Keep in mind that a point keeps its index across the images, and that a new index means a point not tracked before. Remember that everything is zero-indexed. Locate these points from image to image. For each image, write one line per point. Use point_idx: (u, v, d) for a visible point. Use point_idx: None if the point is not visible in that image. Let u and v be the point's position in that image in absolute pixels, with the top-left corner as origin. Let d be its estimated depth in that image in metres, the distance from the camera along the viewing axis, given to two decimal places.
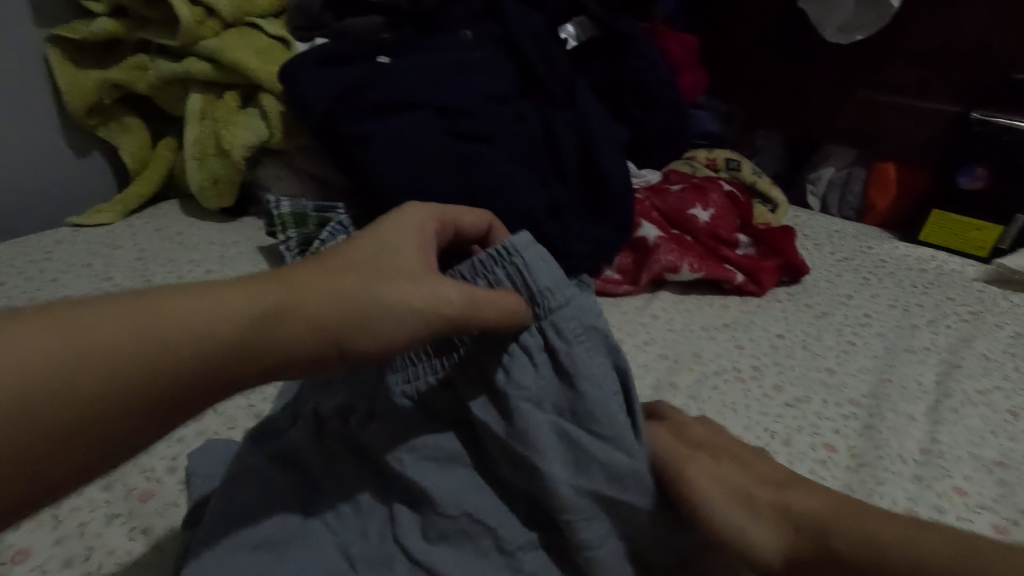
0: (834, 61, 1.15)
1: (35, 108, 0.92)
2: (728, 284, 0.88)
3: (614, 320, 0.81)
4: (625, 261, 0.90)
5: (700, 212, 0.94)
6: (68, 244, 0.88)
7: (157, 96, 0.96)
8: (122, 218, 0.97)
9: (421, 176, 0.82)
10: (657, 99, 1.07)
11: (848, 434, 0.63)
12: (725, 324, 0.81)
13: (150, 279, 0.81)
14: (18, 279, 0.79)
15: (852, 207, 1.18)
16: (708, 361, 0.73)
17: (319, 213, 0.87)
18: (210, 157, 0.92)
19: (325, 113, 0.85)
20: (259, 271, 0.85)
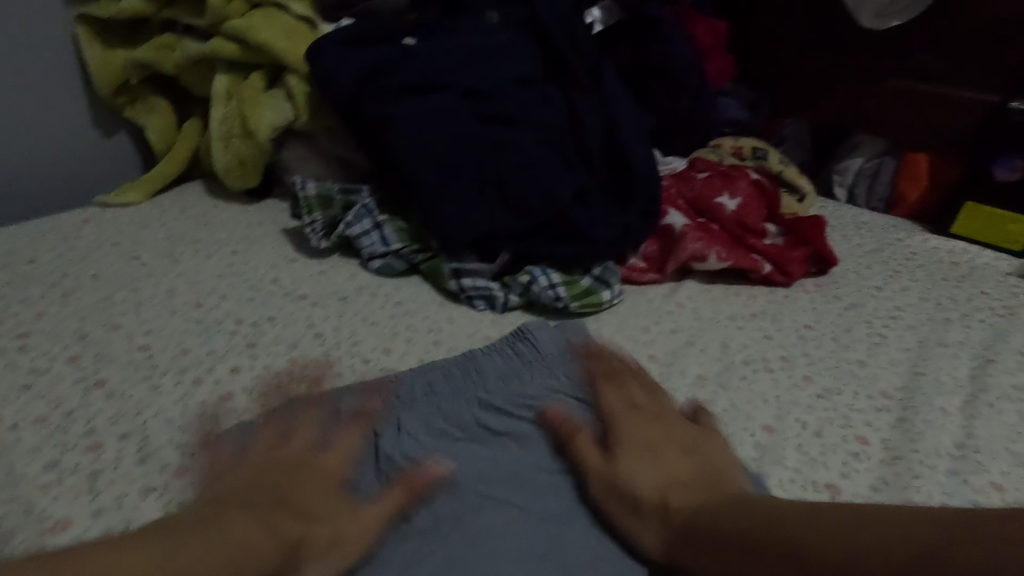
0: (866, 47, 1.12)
1: (62, 86, 0.92)
2: (755, 274, 0.86)
3: (640, 308, 0.80)
4: (650, 248, 0.88)
5: (727, 201, 0.93)
6: (96, 222, 0.89)
7: (182, 76, 0.96)
8: (149, 198, 0.98)
9: (446, 160, 0.81)
10: (684, 85, 1.06)
11: (881, 427, 0.62)
12: (753, 314, 0.80)
13: (178, 258, 0.81)
14: (49, 256, 0.80)
15: (880, 199, 1.16)
16: (736, 350, 0.72)
17: (344, 196, 0.87)
18: (235, 137, 0.92)
19: (352, 94, 0.84)
20: (285, 252, 0.85)
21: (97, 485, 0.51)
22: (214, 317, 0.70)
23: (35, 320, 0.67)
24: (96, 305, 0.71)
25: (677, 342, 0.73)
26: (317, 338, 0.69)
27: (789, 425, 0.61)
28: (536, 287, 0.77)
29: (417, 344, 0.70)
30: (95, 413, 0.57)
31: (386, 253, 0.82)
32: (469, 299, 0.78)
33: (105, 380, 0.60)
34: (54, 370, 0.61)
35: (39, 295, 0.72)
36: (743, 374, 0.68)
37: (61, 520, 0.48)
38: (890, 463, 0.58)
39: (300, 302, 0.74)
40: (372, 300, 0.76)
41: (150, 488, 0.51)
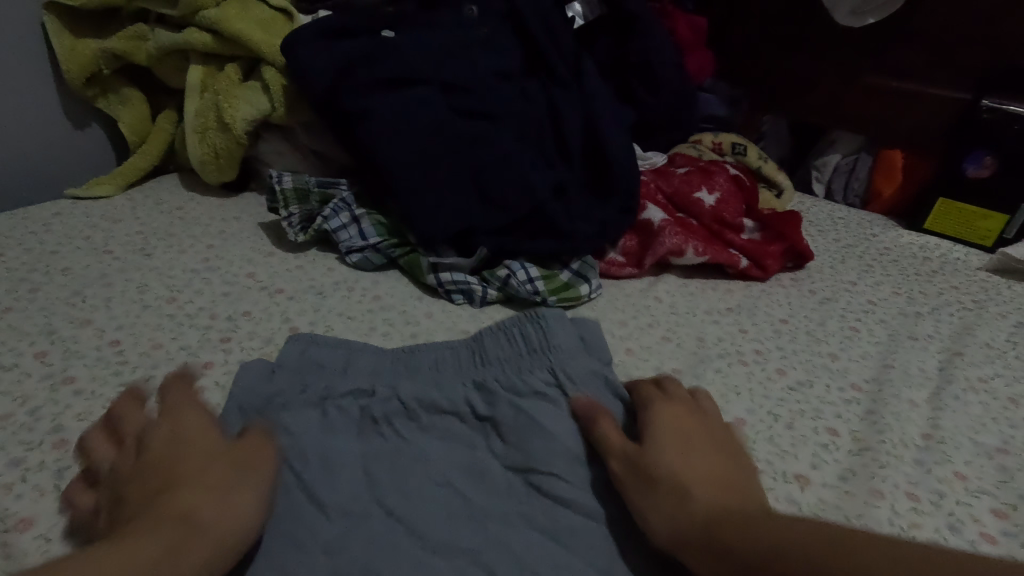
0: (843, 45, 1.13)
1: (29, 75, 0.90)
2: (733, 268, 0.87)
3: (617, 302, 0.80)
4: (629, 243, 0.89)
5: (705, 196, 0.94)
6: (67, 216, 0.87)
7: (156, 67, 0.94)
8: (123, 191, 0.96)
9: (424, 154, 0.81)
10: (663, 81, 1.06)
11: (850, 418, 0.63)
12: (729, 308, 0.81)
13: (151, 252, 0.80)
14: (18, 251, 0.78)
15: (857, 194, 1.18)
16: (711, 344, 0.73)
17: (322, 189, 0.86)
18: (210, 130, 0.91)
19: (328, 88, 0.84)
20: (261, 246, 0.84)
21: (65, 482, 0.50)
22: (187, 312, 0.69)
23: (1, 315, 0.66)
24: (65, 300, 0.69)
25: (653, 335, 0.74)
26: (293, 333, 0.68)
27: (762, 417, 0.62)
28: (514, 281, 0.77)
29: (394, 338, 0.70)
30: (63, 410, 0.56)
31: (364, 248, 0.81)
32: (447, 294, 0.77)
33: (74, 376, 0.59)
34: (20, 366, 0.60)
35: (6, 290, 0.70)
36: (718, 367, 0.69)
37: (27, 518, 0.47)
38: (859, 454, 0.59)
39: (276, 297, 0.74)
40: (350, 295, 0.76)
41: None
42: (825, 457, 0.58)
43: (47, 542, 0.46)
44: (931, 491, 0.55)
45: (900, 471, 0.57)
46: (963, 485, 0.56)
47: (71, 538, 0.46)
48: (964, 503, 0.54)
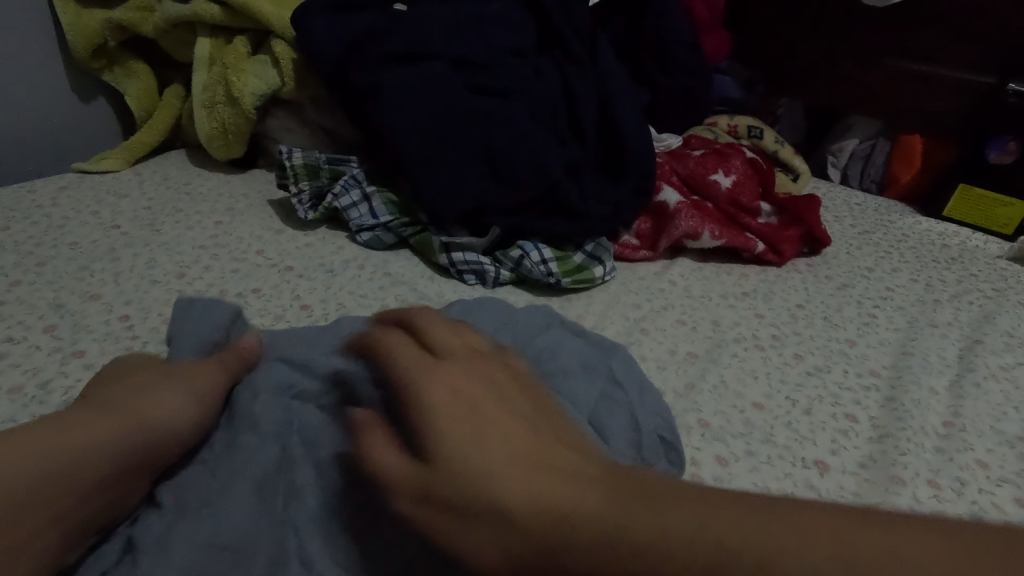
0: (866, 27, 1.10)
1: (35, 46, 0.88)
2: (748, 252, 0.86)
3: (631, 285, 0.79)
4: (644, 226, 0.87)
5: (721, 178, 0.92)
6: (74, 190, 0.86)
7: (163, 40, 0.93)
8: (129, 166, 0.95)
9: (437, 132, 0.79)
10: (679, 62, 1.04)
11: (870, 405, 0.62)
12: (744, 293, 0.80)
13: (159, 228, 0.79)
14: (24, 224, 0.77)
15: (873, 179, 1.15)
16: (727, 328, 0.72)
17: (332, 166, 0.85)
18: (219, 104, 0.90)
19: (339, 63, 0.82)
20: (270, 223, 0.83)
21: None
22: (197, 288, 0.69)
23: (10, 288, 0.65)
24: (74, 274, 0.68)
25: (667, 318, 0.73)
26: (304, 311, 0.67)
27: (781, 403, 0.61)
28: (527, 262, 0.75)
29: None
30: (75, 382, 0.54)
31: (374, 226, 0.80)
32: (459, 274, 0.76)
33: (84, 350, 0.58)
34: (29, 339, 0.58)
35: (14, 263, 0.69)
36: (734, 351, 0.68)
37: None
38: (879, 441, 0.58)
39: (286, 274, 0.73)
40: (361, 273, 0.75)
41: None
42: (845, 443, 0.57)
43: None
44: (953, 479, 0.55)
45: (921, 458, 0.56)
46: (985, 473, 0.56)
47: None
48: (987, 492, 0.54)
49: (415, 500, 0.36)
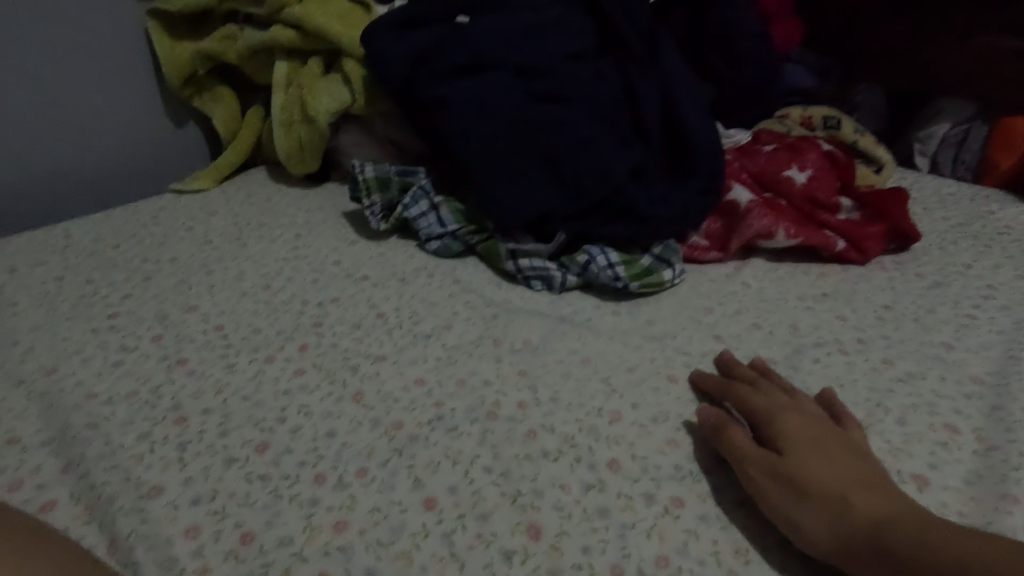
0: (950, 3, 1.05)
1: (135, 79, 0.97)
2: (827, 251, 0.82)
3: (701, 288, 0.77)
4: (713, 226, 0.85)
5: (796, 173, 0.88)
6: (171, 209, 0.94)
7: (245, 66, 0.99)
8: (217, 184, 1.03)
9: (501, 141, 0.80)
10: (746, 55, 1.01)
11: (970, 414, 0.57)
12: (824, 294, 0.76)
13: (245, 242, 0.85)
14: (131, 242, 0.85)
15: (968, 166, 1.06)
16: (806, 332, 0.69)
17: (402, 178, 0.88)
18: (295, 123, 0.95)
19: (405, 78, 0.84)
20: (345, 235, 0.87)
21: (185, 456, 0.52)
22: (281, 298, 0.73)
23: (121, 302, 0.72)
24: (175, 288, 0.74)
25: (742, 323, 0.71)
26: (379, 319, 0.70)
27: (869, 410, 0.58)
28: (594, 267, 0.75)
29: (477, 321, 0.70)
30: (180, 388, 0.59)
31: (442, 235, 0.82)
32: (525, 280, 0.77)
33: (187, 358, 0.63)
34: (140, 348, 0.64)
35: (125, 277, 0.77)
36: (816, 357, 0.65)
37: (155, 487, 0.49)
38: (985, 454, 0.53)
39: (361, 284, 0.76)
40: (431, 281, 0.77)
41: (233, 459, 0.51)
42: (945, 456, 0.53)
43: (174, 511, 0.47)
44: None
45: None
46: None
47: (194, 507, 0.47)
48: None
49: (764, 472, 0.48)
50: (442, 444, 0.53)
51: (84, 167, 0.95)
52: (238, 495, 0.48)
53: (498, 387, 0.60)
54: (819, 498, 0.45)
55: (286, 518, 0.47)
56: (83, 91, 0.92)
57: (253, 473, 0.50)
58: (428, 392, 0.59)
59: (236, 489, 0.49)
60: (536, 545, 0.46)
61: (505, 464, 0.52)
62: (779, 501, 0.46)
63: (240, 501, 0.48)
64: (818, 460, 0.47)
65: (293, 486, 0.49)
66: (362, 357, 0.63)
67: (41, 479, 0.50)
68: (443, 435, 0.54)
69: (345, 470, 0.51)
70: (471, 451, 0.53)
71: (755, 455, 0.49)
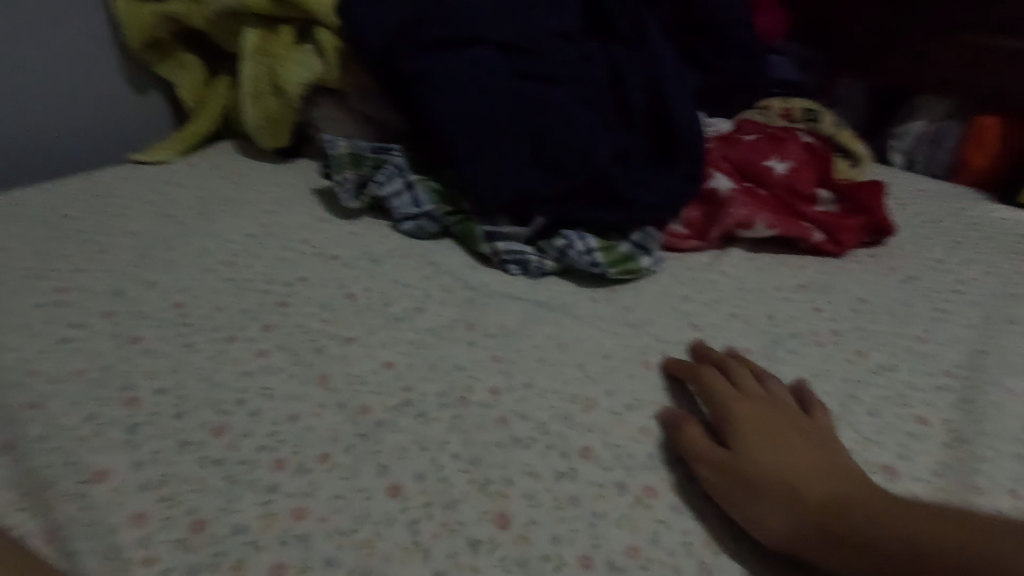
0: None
1: (90, 38, 0.91)
2: (805, 242, 0.82)
3: (679, 276, 0.76)
4: (693, 214, 0.84)
5: (777, 164, 0.88)
6: (130, 180, 0.89)
7: (212, 32, 0.94)
8: (182, 156, 0.98)
9: (480, 121, 0.77)
10: (730, 42, 1.00)
11: (940, 407, 0.58)
12: (801, 285, 0.76)
13: (210, 217, 0.81)
14: (86, 213, 0.80)
15: (941, 164, 1.07)
16: (782, 323, 0.69)
17: (376, 155, 0.83)
18: (266, 94, 0.91)
19: (381, 50, 0.81)
20: (316, 213, 0.83)
21: (137, 438, 0.49)
22: (246, 276, 0.70)
23: (73, 276, 0.68)
24: (131, 263, 0.71)
25: (719, 312, 0.70)
26: (348, 299, 0.67)
27: (842, 401, 0.58)
28: (572, 252, 0.73)
29: (451, 304, 0.68)
30: (133, 367, 0.55)
31: (417, 215, 0.80)
32: (502, 263, 0.75)
33: (141, 336, 0.59)
34: (92, 324, 0.60)
35: (78, 250, 0.72)
36: (792, 347, 0.65)
37: (101, 470, 0.46)
38: (953, 447, 0.54)
39: (331, 263, 0.73)
40: (405, 262, 0.74)
41: (188, 442, 0.49)
42: (915, 447, 0.53)
43: (121, 496, 0.44)
44: None
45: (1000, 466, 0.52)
46: None
47: (143, 492, 0.45)
48: None
49: (714, 468, 0.47)
50: (411, 429, 0.52)
51: (32, 131, 0.89)
52: (191, 480, 0.46)
53: (471, 372, 0.58)
54: (767, 492, 0.44)
55: (241, 505, 0.45)
56: (33, 51, 0.86)
57: (209, 457, 0.48)
58: (398, 375, 0.57)
59: (190, 474, 0.46)
60: (505, 534, 0.45)
61: (476, 450, 0.50)
62: (732, 495, 0.46)
63: (194, 486, 0.46)
64: (766, 449, 0.47)
65: (250, 472, 0.47)
66: (330, 339, 0.61)
67: None
68: (411, 421, 0.52)
69: (307, 455, 0.49)
70: (441, 436, 0.51)
71: (705, 450, 0.49)
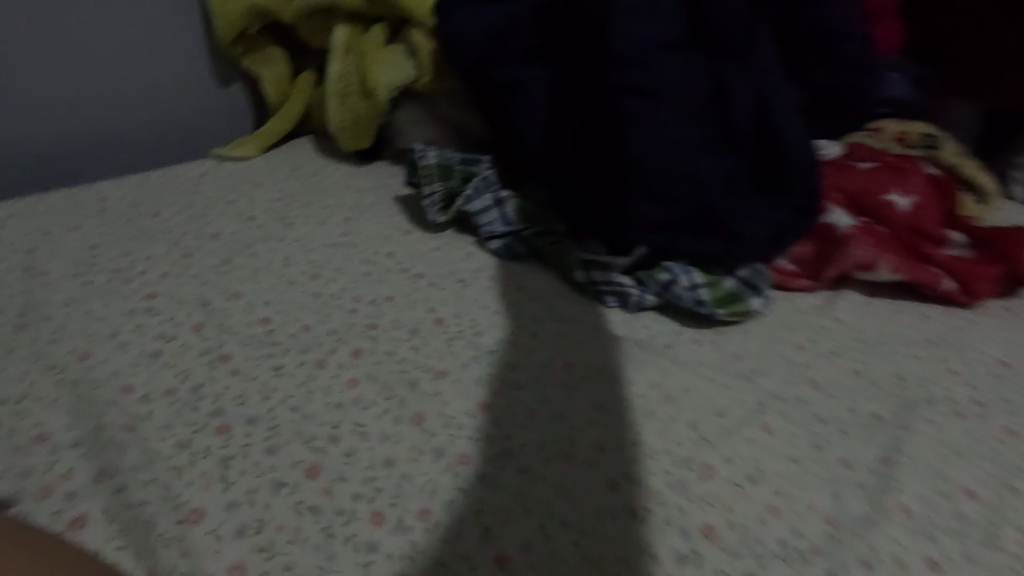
0: None
1: (182, 30, 0.90)
2: (932, 290, 0.74)
3: (790, 320, 0.70)
4: (804, 251, 0.76)
5: (898, 198, 0.79)
6: (213, 178, 0.87)
7: (301, 27, 0.91)
8: (261, 153, 0.96)
9: (578, 140, 0.72)
10: (848, 57, 0.91)
11: None
12: (928, 340, 0.68)
13: (292, 222, 0.78)
14: (171, 211, 0.79)
15: None
16: (913, 386, 0.61)
17: (465, 167, 0.80)
18: (352, 96, 0.88)
19: (478, 58, 0.77)
20: (398, 223, 0.80)
21: (229, 474, 0.46)
22: (331, 291, 0.66)
23: (160, 281, 0.66)
24: (217, 269, 0.68)
25: (839, 366, 0.63)
26: (437, 325, 0.63)
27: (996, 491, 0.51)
28: (677, 287, 0.68)
29: (545, 336, 0.63)
30: (222, 391, 0.53)
31: (505, 234, 0.75)
32: (599, 294, 0.70)
33: (229, 354, 0.57)
34: (180, 337, 0.58)
35: (165, 252, 0.71)
36: (928, 417, 0.57)
37: (196, 511, 0.43)
38: None
39: (417, 282, 0.69)
40: (493, 285, 0.70)
41: (281, 483, 0.46)
42: None
43: (215, 542, 0.42)
44: None
45: None
46: None
47: (239, 540, 0.42)
48: None
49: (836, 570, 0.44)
50: (514, 487, 0.47)
51: (121, 122, 0.89)
52: (287, 529, 0.43)
53: (573, 422, 0.53)
54: None
55: (341, 564, 0.42)
56: (125, 41, 0.86)
57: (304, 504, 0.45)
58: (494, 419, 0.53)
59: (286, 522, 0.43)
60: None
61: (586, 519, 0.46)
62: None
63: (291, 537, 0.43)
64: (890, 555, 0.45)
65: (349, 525, 0.44)
66: (421, 370, 0.57)
67: (71, 488, 0.44)
68: (514, 476, 0.48)
69: (406, 510, 0.45)
70: (547, 498, 0.47)
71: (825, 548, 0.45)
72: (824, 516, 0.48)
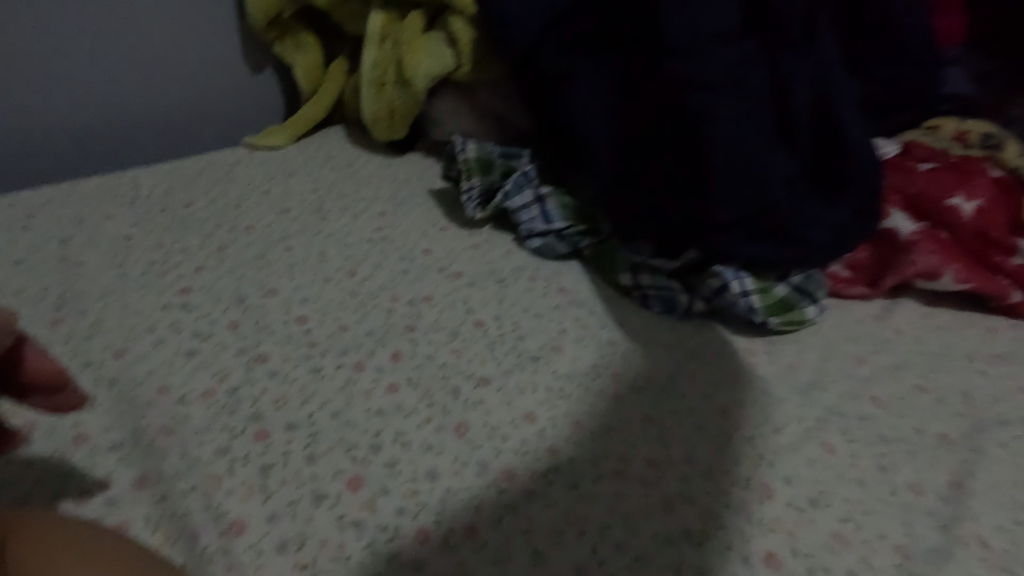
0: None
1: (216, 14, 0.88)
2: (999, 301, 0.69)
3: (846, 329, 0.66)
4: (861, 256, 0.72)
5: (964, 202, 0.74)
6: (245, 167, 0.85)
7: (337, 12, 0.88)
8: (293, 142, 0.94)
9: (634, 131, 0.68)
10: (910, 49, 0.86)
11: None
12: (996, 355, 0.64)
13: (326, 216, 0.76)
14: (203, 202, 0.77)
15: None
16: (983, 405, 0.58)
17: (506, 160, 0.78)
18: (388, 84, 0.85)
19: (528, 46, 0.73)
20: (434, 218, 0.77)
21: (269, 483, 0.44)
22: (369, 289, 0.64)
23: (195, 275, 0.64)
24: (252, 264, 0.67)
25: (902, 382, 0.59)
26: (478, 328, 0.61)
27: None
28: (729, 293, 0.65)
29: (590, 343, 0.60)
30: (261, 394, 0.51)
31: (545, 233, 0.72)
32: (642, 298, 0.67)
33: (266, 355, 0.55)
34: (216, 335, 0.57)
35: (199, 244, 0.69)
36: (1001, 440, 0.54)
37: (236, 521, 0.42)
38: None
39: (456, 281, 0.67)
40: (534, 287, 0.67)
41: (323, 495, 0.44)
42: None
43: (257, 556, 0.40)
44: None
45: None
46: None
47: (281, 555, 0.40)
48: None
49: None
50: (564, 505, 0.45)
51: (153, 109, 0.88)
52: (331, 545, 0.41)
53: (623, 436, 0.51)
54: None
55: None
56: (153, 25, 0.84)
57: (347, 518, 0.43)
58: (541, 431, 0.51)
59: (329, 537, 0.42)
60: None
61: (641, 544, 0.43)
62: None
63: (334, 553, 0.41)
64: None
65: (394, 542, 0.42)
66: (463, 376, 0.55)
67: (110, 494, 0.43)
68: (564, 494, 0.46)
69: (453, 527, 0.43)
70: (599, 519, 0.45)
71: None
72: (894, 546, 0.45)
